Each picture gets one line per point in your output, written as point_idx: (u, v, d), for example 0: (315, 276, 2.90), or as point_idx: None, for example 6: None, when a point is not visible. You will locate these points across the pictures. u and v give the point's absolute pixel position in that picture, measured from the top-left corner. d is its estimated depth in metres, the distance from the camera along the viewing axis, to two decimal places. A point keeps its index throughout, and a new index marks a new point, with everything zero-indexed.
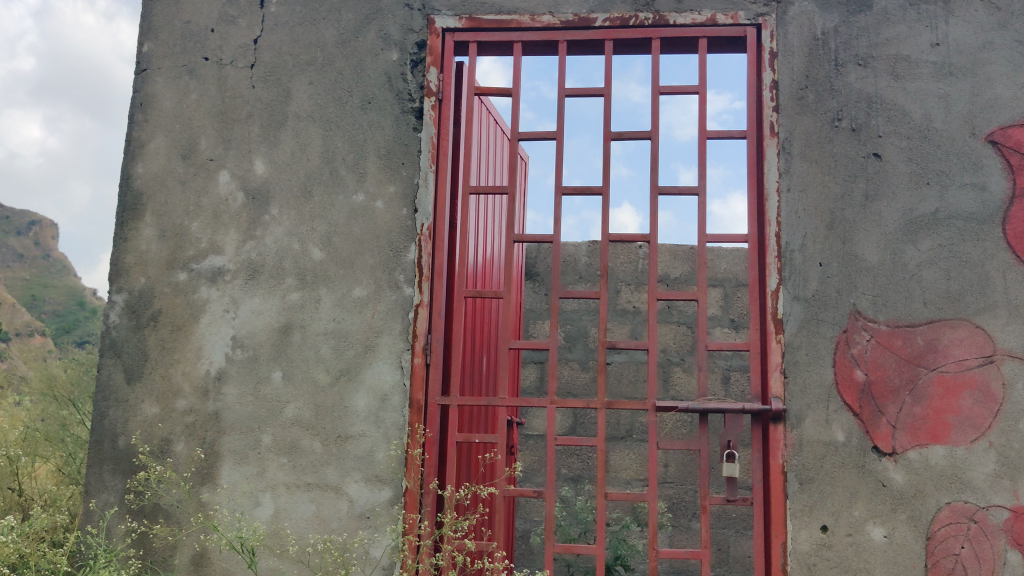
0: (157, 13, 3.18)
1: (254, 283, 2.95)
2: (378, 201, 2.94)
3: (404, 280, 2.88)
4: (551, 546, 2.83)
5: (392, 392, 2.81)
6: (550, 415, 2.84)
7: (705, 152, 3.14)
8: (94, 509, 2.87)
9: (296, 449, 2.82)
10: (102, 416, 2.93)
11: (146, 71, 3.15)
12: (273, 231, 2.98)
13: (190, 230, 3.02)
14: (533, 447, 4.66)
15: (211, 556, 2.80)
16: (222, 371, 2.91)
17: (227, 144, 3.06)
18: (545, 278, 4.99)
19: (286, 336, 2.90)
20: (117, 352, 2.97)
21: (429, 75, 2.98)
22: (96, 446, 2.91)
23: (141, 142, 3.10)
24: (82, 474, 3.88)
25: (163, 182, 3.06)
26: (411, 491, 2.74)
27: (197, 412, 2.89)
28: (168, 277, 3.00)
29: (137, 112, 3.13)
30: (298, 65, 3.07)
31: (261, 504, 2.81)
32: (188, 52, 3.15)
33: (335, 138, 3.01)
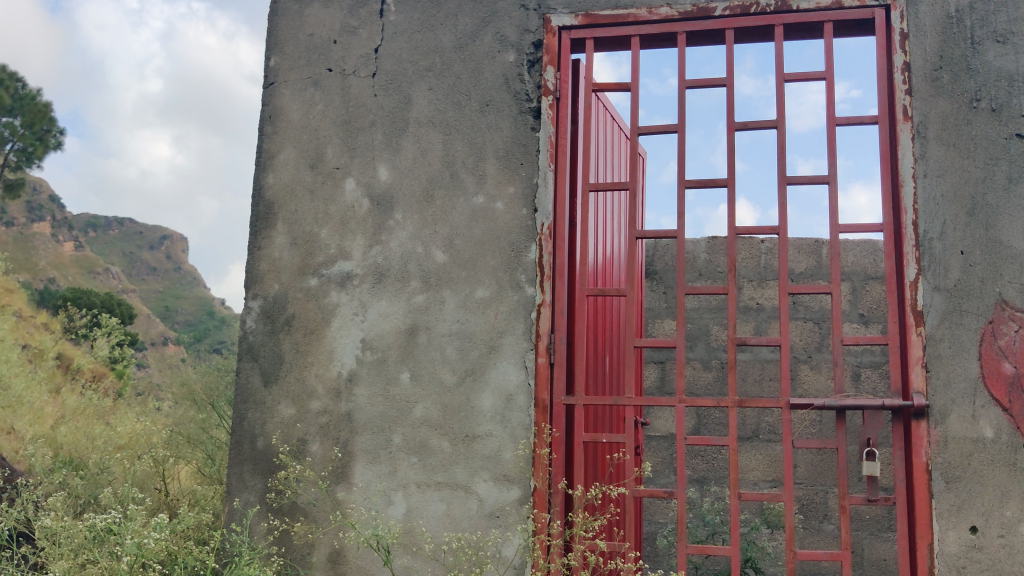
0: (283, 28, 3.30)
1: (381, 286, 3.02)
2: (498, 202, 2.96)
3: (526, 280, 2.88)
4: (684, 547, 2.79)
5: (517, 392, 2.82)
6: (680, 414, 2.79)
7: (834, 140, 3.04)
8: (237, 508, 2.99)
9: (426, 449, 2.86)
10: (242, 417, 3.04)
11: (273, 85, 3.27)
12: (398, 236, 3.03)
13: (319, 237, 3.10)
14: (657, 448, 4.61)
15: (347, 554, 2.86)
16: (353, 372, 2.98)
17: (352, 152, 3.13)
18: (664, 276, 4.92)
19: (412, 338, 2.95)
20: (254, 356, 3.08)
21: (546, 74, 2.99)
22: (237, 447, 3.03)
23: (272, 154, 3.20)
24: (221, 475, 4.07)
25: (293, 192, 3.16)
26: (540, 490, 2.74)
27: (331, 412, 2.97)
28: (300, 283, 3.09)
29: (267, 125, 3.24)
30: (418, 72, 3.13)
31: (394, 502, 2.86)
32: (313, 64, 3.24)
33: (455, 142, 3.04)
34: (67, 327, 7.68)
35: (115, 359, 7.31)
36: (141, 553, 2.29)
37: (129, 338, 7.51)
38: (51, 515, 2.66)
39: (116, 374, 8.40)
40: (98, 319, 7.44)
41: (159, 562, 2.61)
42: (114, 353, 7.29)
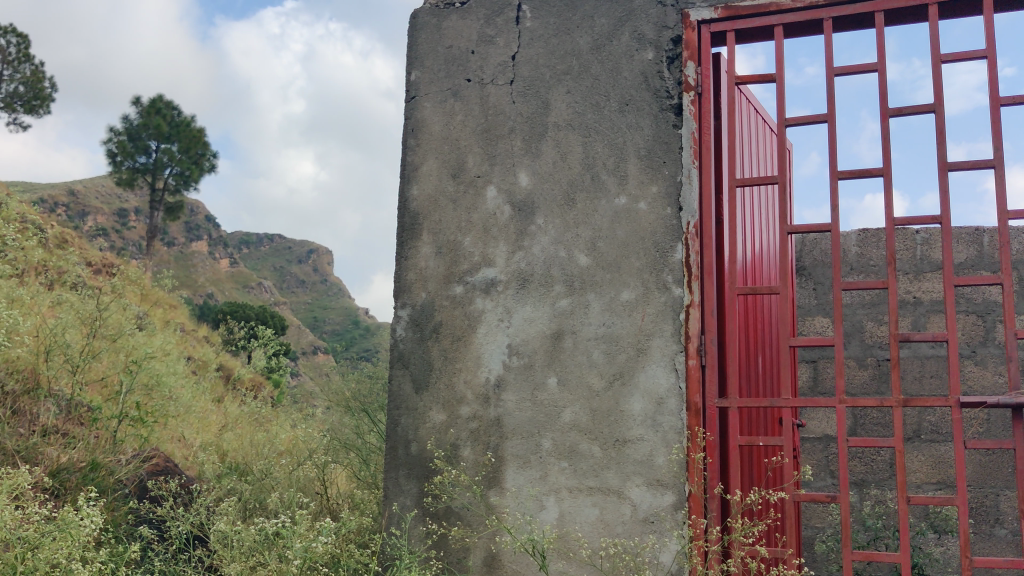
0: (423, 42, 3.36)
1: (525, 291, 3.03)
2: (641, 202, 2.92)
3: (673, 281, 2.84)
4: (849, 554, 2.68)
5: (668, 396, 2.78)
6: (840, 416, 2.68)
7: (999, 121, 2.86)
8: (395, 512, 3.04)
9: (576, 453, 2.85)
10: (396, 423, 3.09)
11: (415, 98, 3.32)
12: (540, 241, 3.04)
13: (463, 246, 3.14)
14: (812, 450, 4.45)
15: (502, 558, 2.88)
16: (501, 378, 3.00)
17: (493, 159, 3.16)
18: (813, 272, 4.75)
19: (558, 342, 2.95)
20: (405, 363, 3.12)
21: (687, 69, 2.94)
22: (391, 453, 3.08)
23: (415, 165, 3.26)
24: (376, 479, 4.18)
25: (436, 202, 3.21)
26: (695, 495, 2.69)
27: (481, 418, 2.99)
28: (446, 291, 3.13)
29: (410, 138, 3.30)
30: (555, 76, 3.13)
31: (546, 507, 2.85)
32: (453, 75, 3.29)
33: (595, 144, 3.03)
34: (227, 340, 8.08)
35: (272, 368, 7.63)
36: (310, 555, 2.35)
37: (284, 348, 7.82)
38: (223, 519, 2.78)
39: (273, 382, 8.77)
40: (255, 330, 7.79)
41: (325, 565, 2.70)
42: (270, 362, 7.61)
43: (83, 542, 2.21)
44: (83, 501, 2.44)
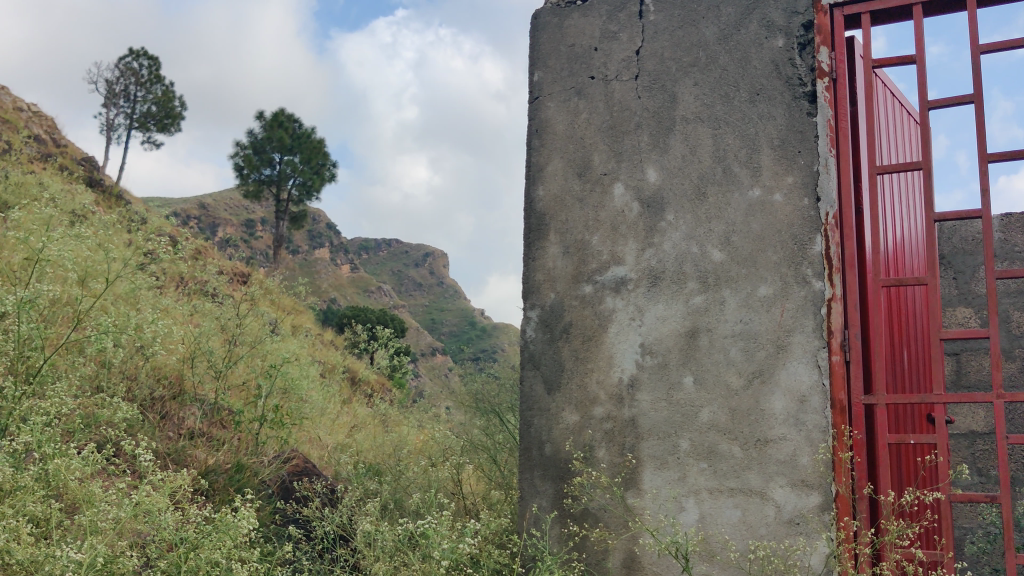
0: (545, 41, 3.35)
1: (657, 289, 2.98)
2: (776, 194, 2.86)
3: (813, 274, 2.77)
4: (1013, 557, 2.52)
5: (811, 393, 2.71)
6: (998, 411, 2.54)
7: None
8: (536, 513, 3.02)
9: (716, 453, 2.78)
10: (529, 424, 3.07)
11: (539, 99, 3.32)
12: (671, 237, 2.99)
13: (592, 244, 3.11)
14: (958, 448, 4.24)
15: (642, 560, 2.81)
16: (635, 378, 2.94)
17: (620, 156, 3.12)
18: (952, 262, 4.54)
19: (693, 340, 2.89)
20: (536, 364, 3.10)
21: (820, 55, 2.88)
22: (526, 454, 3.06)
23: (541, 166, 3.25)
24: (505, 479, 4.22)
25: (563, 202, 3.19)
26: (843, 496, 2.60)
27: (615, 418, 2.94)
28: (575, 291, 3.10)
29: (535, 138, 3.29)
30: (682, 69, 3.09)
31: (686, 508, 2.78)
32: (576, 74, 3.28)
33: (726, 136, 2.97)
34: (352, 343, 8.30)
35: (394, 371, 7.77)
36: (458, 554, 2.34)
37: (406, 350, 7.98)
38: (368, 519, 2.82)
39: (395, 385, 8.97)
40: (378, 333, 7.97)
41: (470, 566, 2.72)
42: (393, 364, 7.76)
43: (240, 542, 2.27)
44: (238, 501, 2.52)
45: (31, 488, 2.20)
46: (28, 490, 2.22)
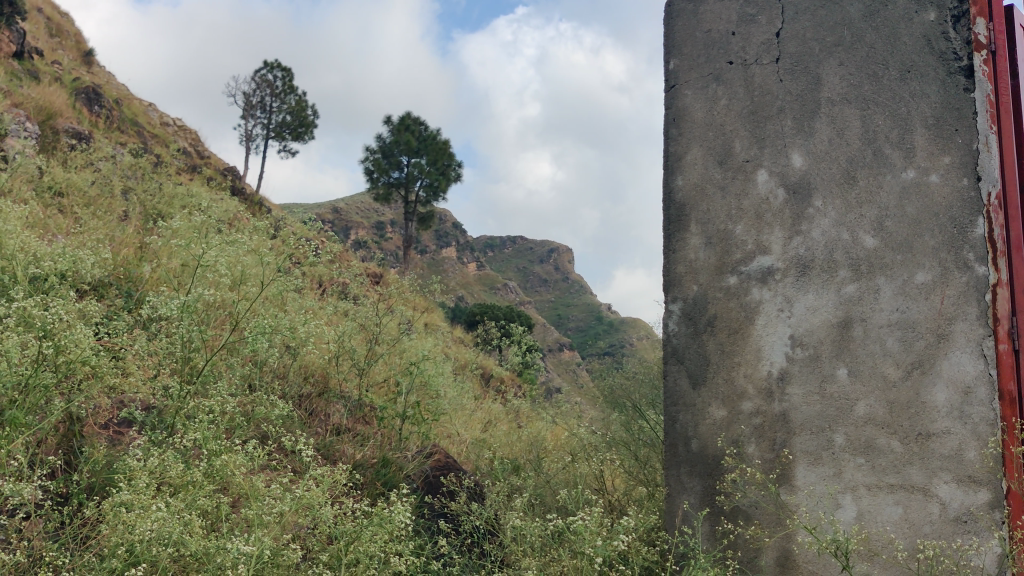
0: (680, 29, 3.31)
1: (806, 278, 2.88)
2: (932, 175, 2.77)
3: (975, 258, 2.66)
4: None
5: (976, 384, 2.59)
6: None
7: None
8: (689, 510, 2.94)
9: (873, 448, 2.67)
10: (674, 420, 3.01)
11: (675, 87, 3.27)
12: (819, 224, 2.89)
13: (735, 234, 3.03)
14: None
15: (797, 558, 2.71)
16: (785, 371, 2.85)
17: (762, 142, 3.05)
18: None
19: (847, 331, 2.79)
20: (680, 358, 3.03)
21: (976, 26, 2.82)
22: (672, 450, 3.00)
23: (679, 155, 3.19)
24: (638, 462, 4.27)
25: (704, 191, 3.12)
26: (1015, 492, 2.47)
27: (765, 413, 2.85)
28: (719, 282, 3.03)
29: (672, 128, 3.24)
30: (826, 49, 3.02)
31: (843, 506, 2.67)
32: (713, 60, 3.22)
33: (875, 116, 2.89)
34: (484, 341, 8.42)
35: (523, 369, 7.79)
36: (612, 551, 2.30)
37: (537, 347, 8.06)
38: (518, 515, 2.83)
39: (527, 383, 9.07)
40: (509, 330, 8.07)
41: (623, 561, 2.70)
42: (523, 361, 7.81)
43: (398, 537, 2.32)
44: (395, 497, 2.57)
45: (200, 482, 2.31)
46: (198, 485, 2.33)
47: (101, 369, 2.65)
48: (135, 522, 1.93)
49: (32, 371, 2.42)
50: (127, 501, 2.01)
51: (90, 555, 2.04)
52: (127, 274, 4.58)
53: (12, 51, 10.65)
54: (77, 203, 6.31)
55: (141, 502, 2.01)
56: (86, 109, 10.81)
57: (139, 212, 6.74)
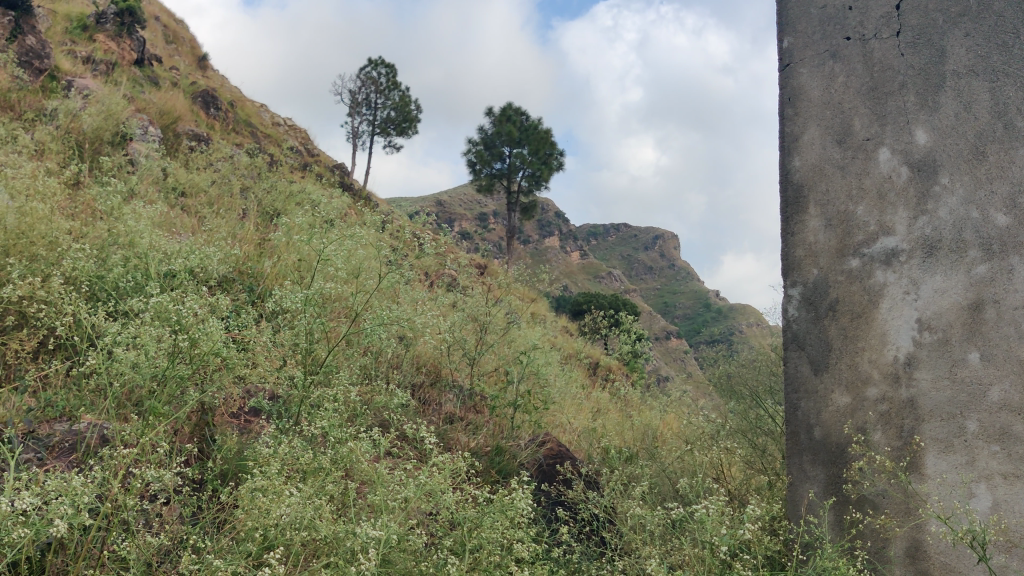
0: (794, 6, 3.22)
1: (934, 260, 2.77)
2: None
3: None
4: None
5: None
6: None
7: None
8: (814, 499, 2.89)
9: (1009, 436, 2.56)
10: (796, 407, 2.96)
11: (790, 65, 3.19)
12: (946, 202, 2.78)
13: (857, 216, 2.95)
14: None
15: (928, 549, 2.61)
16: (912, 356, 2.76)
17: (883, 120, 2.95)
18: None
19: (978, 313, 2.67)
20: (801, 344, 2.99)
21: None
22: (794, 438, 2.96)
23: (796, 135, 3.12)
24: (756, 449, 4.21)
25: (823, 170, 3.04)
26: None
27: (891, 399, 2.76)
28: (840, 265, 2.95)
29: (788, 107, 3.17)
30: (951, 20, 2.91)
31: (976, 495, 2.57)
32: (829, 36, 3.12)
33: (1005, 88, 2.77)
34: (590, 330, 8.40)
35: (632, 358, 7.73)
36: (737, 541, 2.28)
37: (644, 335, 8.00)
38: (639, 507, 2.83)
39: (634, 372, 9.02)
40: (616, 318, 8.03)
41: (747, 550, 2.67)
42: (632, 350, 7.76)
43: (521, 524, 2.35)
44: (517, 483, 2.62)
45: (328, 468, 2.40)
46: (326, 471, 2.41)
47: (232, 360, 2.78)
48: (270, 508, 2.01)
49: (169, 363, 2.55)
50: (261, 487, 2.11)
51: (227, 538, 2.14)
52: (249, 270, 4.75)
53: (134, 59, 11.10)
54: (198, 202, 6.55)
55: (274, 487, 2.11)
56: (203, 112, 11.20)
57: (255, 209, 6.96)
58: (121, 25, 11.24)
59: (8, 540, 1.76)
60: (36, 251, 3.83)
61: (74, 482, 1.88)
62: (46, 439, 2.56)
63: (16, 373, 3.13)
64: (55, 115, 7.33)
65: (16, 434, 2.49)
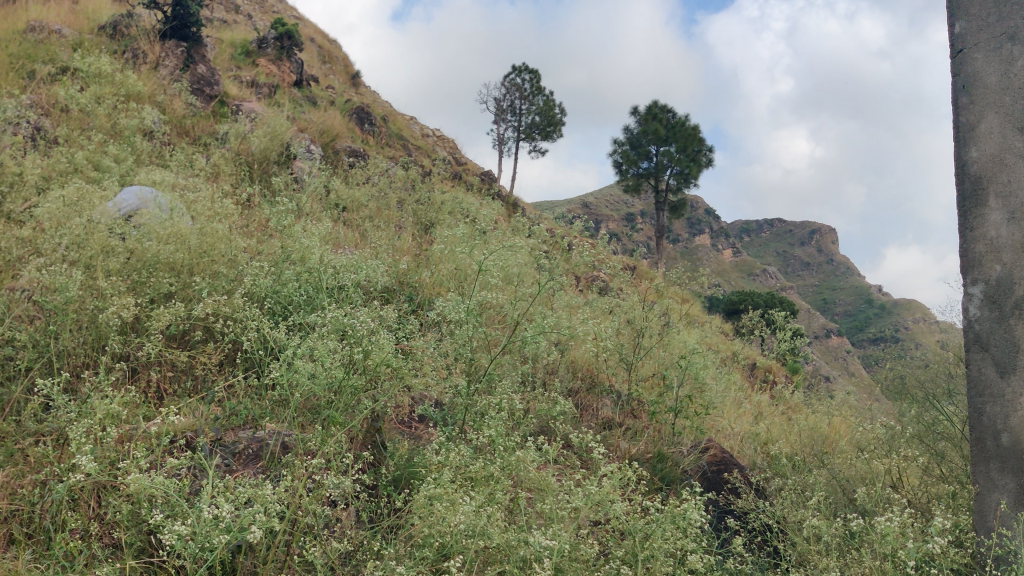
0: None
1: None
2: None
3: None
4: None
5: None
6: None
7: None
8: (1006, 510, 2.73)
9: None
10: (981, 412, 2.85)
11: (964, 51, 3.05)
12: None
13: None
14: None
15: None
16: None
17: None
18: None
19: None
20: (984, 345, 2.87)
21: None
22: (980, 444, 2.84)
23: (972, 125, 2.99)
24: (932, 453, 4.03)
25: (1003, 160, 2.89)
26: None
27: None
28: None
29: (963, 96, 3.04)
30: None
31: None
32: (1007, 18, 2.95)
33: None
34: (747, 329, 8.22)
35: (792, 357, 7.52)
36: (919, 551, 2.18)
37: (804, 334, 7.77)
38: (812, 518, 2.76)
39: (795, 372, 8.77)
40: (775, 317, 7.84)
41: (932, 562, 2.55)
42: (792, 349, 7.55)
43: (694, 535, 2.33)
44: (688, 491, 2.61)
45: (499, 477, 2.46)
46: (496, 479, 2.48)
47: (402, 371, 2.89)
48: (447, 515, 2.09)
49: (343, 374, 2.68)
50: (437, 495, 2.19)
51: (403, 544, 2.23)
52: (408, 280, 4.90)
53: (294, 80, 11.63)
54: (358, 216, 6.80)
55: (448, 495, 2.18)
56: (358, 128, 11.60)
57: (411, 221, 7.16)
58: (281, 49, 11.78)
59: (209, 545, 1.90)
60: (216, 269, 4.10)
61: (266, 490, 2.01)
62: (232, 446, 2.73)
63: (204, 385, 3.36)
64: (226, 138, 7.78)
65: (207, 442, 2.67)
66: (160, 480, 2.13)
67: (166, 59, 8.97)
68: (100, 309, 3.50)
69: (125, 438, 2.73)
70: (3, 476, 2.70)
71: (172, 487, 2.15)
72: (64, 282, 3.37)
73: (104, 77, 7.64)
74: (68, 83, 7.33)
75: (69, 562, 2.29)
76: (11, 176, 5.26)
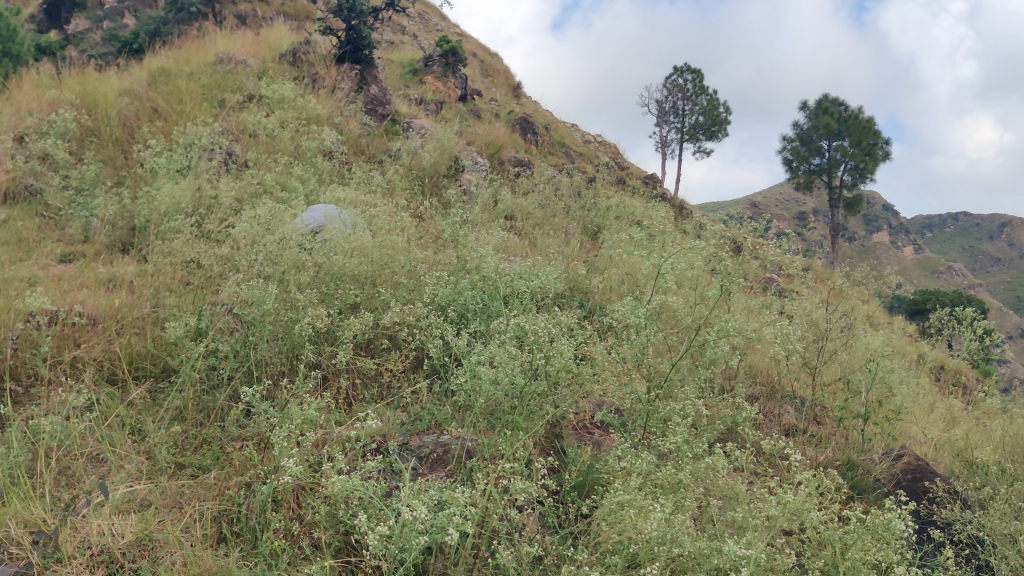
0: None
1: None
2: None
3: None
4: None
5: None
6: None
7: None
8: None
9: None
10: None
11: None
12: None
13: None
14: None
15: None
16: None
17: None
18: None
19: None
20: None
21: None
22: None
23: None
24: None
25: None
26: None
27: None
28: None
29: None
30: None
31: None
32: None
33: None
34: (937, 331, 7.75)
35: (988, 359, 7.03)
36: None
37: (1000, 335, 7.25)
38: None
39: (992, 376, 8.20)
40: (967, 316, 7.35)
41: None
42: (986, 350, 7.07)
43: (897, 548, 2.23)
44: (888, 500, 2.50)
45: (687, 483, 2.43)
46: (684, 486, 2.46)
47: (583, 376, 2.93)
48: (638, 522, 2.10)
49: (526, 381, 2.77)
50: (626, 502, 2.21)
51: (591, 549, 2.26)
52: (579, 286, 4.89)
53: (458, 95, 11.88)
54: (527, 225, 6.88)
55: (639, 503, 2.18)
56: (521, 138, 11.70)
57: (578, 228, 7.18)
58: (446, 65, 12.07)
59: (406, 546, 1.99)
60: (398, 280, 4.25)
61: (458, 495, 2.09)
62: (419, 450, 2.82)
63: (389, 391, 3.48)
64: (398, 155, 8.06)
65: (395, 446, 2.78)
66: (358, 483, 2.24)
67: (342, 81, 9.40)
68: (293, 320, 3.70)
69: (320, 443, 2.88)
70: (212, 477, 2.91)
71: (370, 490, 2.26)
72: (261, 295, 3.59)
73: (287, 102, 8.10)
74: (255, 110, 7.80)
75: (273, 560, 2.44)
76: (208, 200, 5.62)
